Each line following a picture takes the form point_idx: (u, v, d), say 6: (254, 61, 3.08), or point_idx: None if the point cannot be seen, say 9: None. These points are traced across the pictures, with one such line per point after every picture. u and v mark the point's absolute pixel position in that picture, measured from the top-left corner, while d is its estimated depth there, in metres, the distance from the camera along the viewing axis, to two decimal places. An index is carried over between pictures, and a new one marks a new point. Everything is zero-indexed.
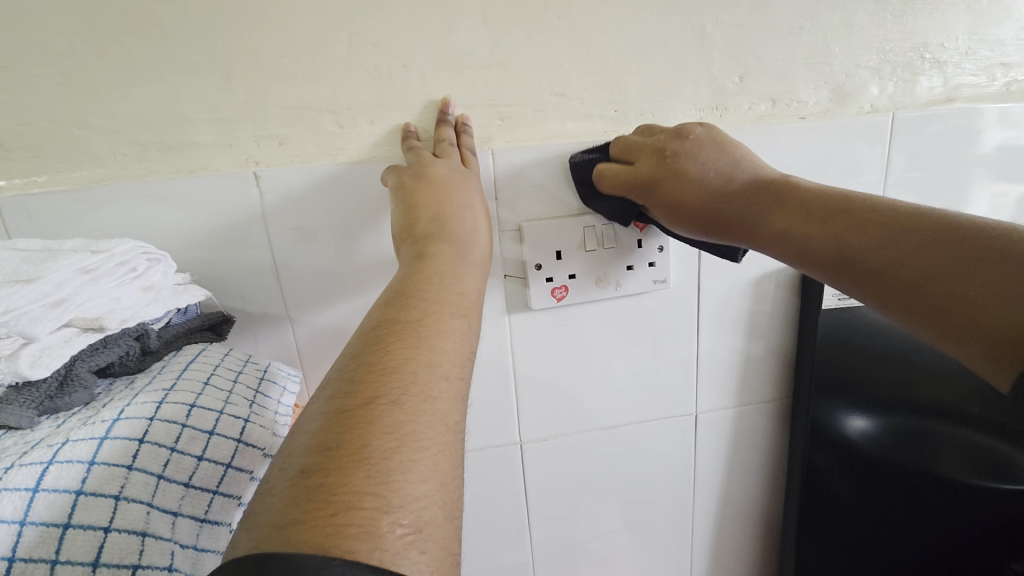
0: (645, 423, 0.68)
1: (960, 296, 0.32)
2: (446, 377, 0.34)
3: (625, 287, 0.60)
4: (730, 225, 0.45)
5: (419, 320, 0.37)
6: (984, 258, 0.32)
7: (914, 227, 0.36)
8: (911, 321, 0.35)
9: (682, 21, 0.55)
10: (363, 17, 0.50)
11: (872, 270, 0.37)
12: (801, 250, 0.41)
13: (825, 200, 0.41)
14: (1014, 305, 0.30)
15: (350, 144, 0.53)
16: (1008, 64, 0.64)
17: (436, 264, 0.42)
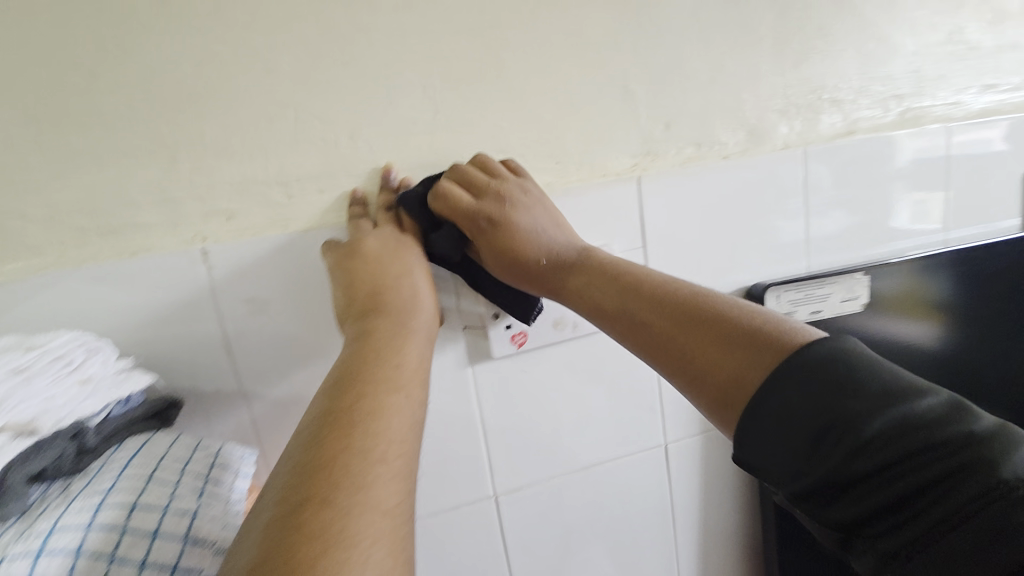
0: (618, 460, 0.68)
1: (717, 363, 0.39)
2: (383, 460, 0.33)
3: (583, 326, 0.62)
4: (545, 279, 0.51)
5: (352, 404, 0.36)
6: (714, 328, 0.41)
7: (670, 293, 0.45)
8: (675, 380, 0.42)
9: (607, 81, 0.60)
10: (306, 95, 0.52)
11: (651, 332, 0.44)
12: (592, 305, 0.48)
13: (604, 272, 0.49)
14: (728, 370, 0.39)
15: (300, 213, 0.54)
16: (897, 97, 0.73)
17: (375, 341, 0.41)
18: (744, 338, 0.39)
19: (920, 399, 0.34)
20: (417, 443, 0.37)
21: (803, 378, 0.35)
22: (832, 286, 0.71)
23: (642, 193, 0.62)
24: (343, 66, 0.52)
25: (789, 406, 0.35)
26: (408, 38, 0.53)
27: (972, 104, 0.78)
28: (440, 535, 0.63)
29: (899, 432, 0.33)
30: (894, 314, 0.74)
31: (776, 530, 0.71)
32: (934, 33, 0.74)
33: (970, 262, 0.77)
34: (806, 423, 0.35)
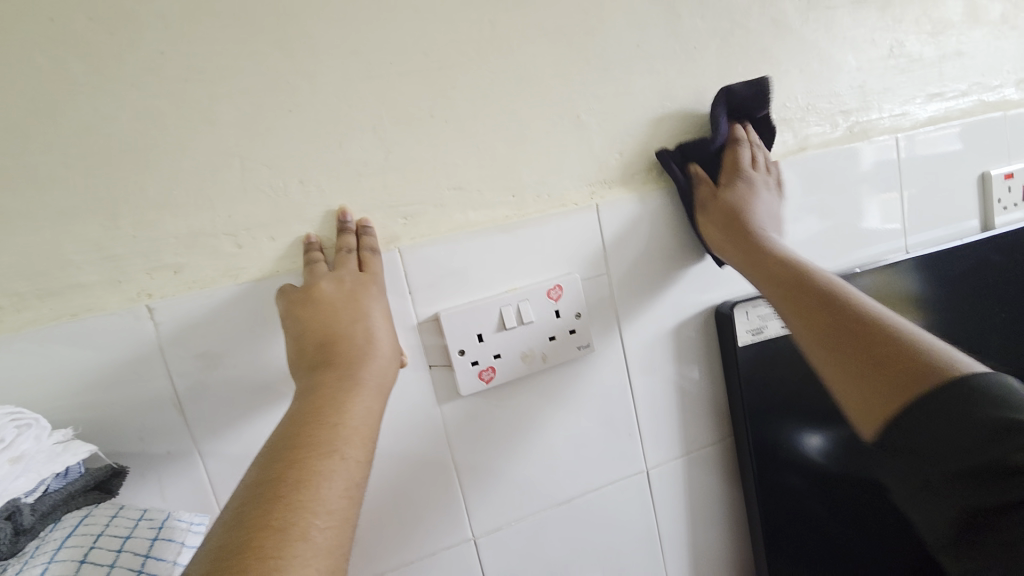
0: (599, 491, 0.66)
1: (875, 375, 0.44)
2: (305, 536, 0.31)
3: (551, 357, 0.61)
4: (740, 248, 0.61)
5: (283, 475, 0.34)
6: (867, 335, 0.46)
7: (847, 299, 0.50)
8: (824, 366, 0.48)
9: (558, 113, 0.61)
10: (253, 144, 0.52)
11: (819, 321, 0.50)
12: (789, 294, 0.54)
13: (795, 272, 0.55)
14: (888, 385, 0.43)
15: (251, 262, 0.53)
16: (844, 112, 0.75)
17: (317, 399, 0.39)
18: (902, 351, 0.44)
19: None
20: (354, 509, 0.35)
21: (952, 394, 0.39)
22: None
23: (601, 219, 0.63)
24: (289, 113, 0.52)
25: (951, 411, 0.38)
26: (356, 83, 0.54)
27: (920, 113, 0.81)
28: None
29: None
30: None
31: (765, 542, 0.69)
32: (875, 50, 0.76)
33: (928, 266, 0.79)
34: (947, 425, 0.38)
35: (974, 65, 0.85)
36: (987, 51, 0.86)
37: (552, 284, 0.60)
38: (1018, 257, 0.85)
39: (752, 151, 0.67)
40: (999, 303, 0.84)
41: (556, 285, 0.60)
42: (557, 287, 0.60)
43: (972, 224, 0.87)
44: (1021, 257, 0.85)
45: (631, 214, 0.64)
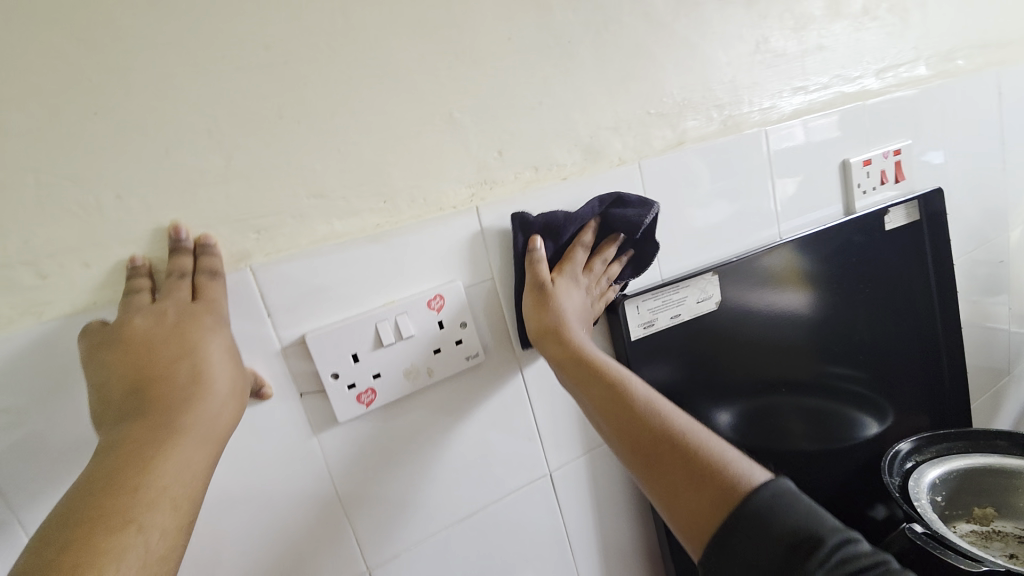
0: (503, 500, 0.65)
1: (692, 504, 0.44)
2: None
3: (437, 371, 0.58)
4: (579, 376, 0.56)
5: (61, 554, 0.29)
6: (682, 453, 0.46)
7: (644, 420, 0.50)
8: (652, 492, 0.47)
9: (428, 112, 0.57)
10: (49, 155, 0.43)
11: (637, 448, 0.49)
12: (600, 407, 0.53)
13: (615, 382, 0.54)
14: (694, 496, 0.44)
15: (60, 294, 0.45)
16: (718, 107, 0.78)
17: (121, 456, 0.34)
18: (703, 476, 0.44)
19: (834, 527, 0.41)
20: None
21: (751, 523, 0.40)
22: (686, 289, 0.73)
23: (483, 223, 0.60)
24: (96, 116, 0.44)
25: (754, 535, 0.40)
26: (179, 79, 0.47)
27: (787, 106, 0.86)
28: None
29: (848, 560, 0.39)
30: (765, 291, 0.82)
31: (663, 519, 0.72)
32: (743, 45, 0.80)
33: (803, 250, 0.84)
34: (749, 557, 0.40)
35: (834, 59, 0.92)
36: (845, 44, 0.93)
37: (432, 295, 0.57)
38: (876, 236, 0.93)
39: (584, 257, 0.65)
40: (861, 278, 0.93)
41: (437, 295, 0.57)
42: (437, 297, 0.57)
43: (839, 207, 0.95)
44: (880, 236, 0.94)
45: (514, 215, 0.62)
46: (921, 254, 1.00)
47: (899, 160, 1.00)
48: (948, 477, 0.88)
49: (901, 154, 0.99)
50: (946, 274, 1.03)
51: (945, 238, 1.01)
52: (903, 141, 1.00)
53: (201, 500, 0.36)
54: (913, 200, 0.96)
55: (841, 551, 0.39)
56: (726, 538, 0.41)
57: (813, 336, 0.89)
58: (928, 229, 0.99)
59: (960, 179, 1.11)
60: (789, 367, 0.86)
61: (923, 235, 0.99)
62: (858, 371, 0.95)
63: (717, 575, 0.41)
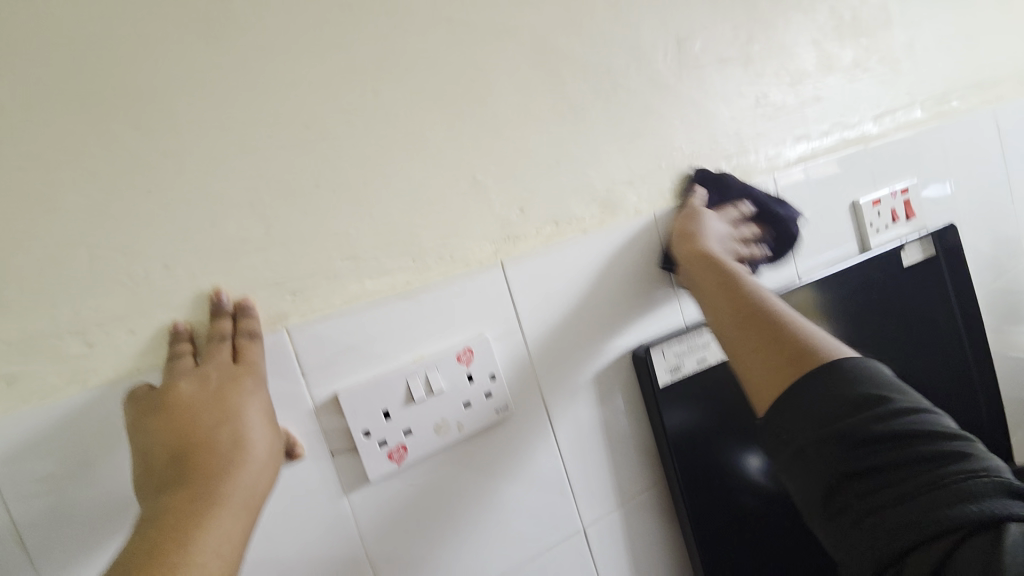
0: (536, 561, 0.62)
1: (767, 379, 0.53)
2: None
3: (467, 425, 0.58)
4: (705, 277, 0.65)
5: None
6: (795, 351, 0.52)
7: (757, 309, 0.58)
8: (750, 361, 0.55)
9: (453, 175, 0.61)
10: (106, 231, 0.47)
11: (752, 326, 0.57)
12: (723, 314, 0.60)
13: (729, 284, 0.62)
14: (783, 372, 0.51)
15: (105, 360, 0.46)
16: (726, 157, 0.82)
17: (162, 528, 0.34)
18: (802, 354, 0.52)
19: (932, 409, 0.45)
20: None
21: (816, 391, 0.48)
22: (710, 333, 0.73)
23: (507, 276, 0.62)
24: (151, 194, 0.48)
25: (803, 407, 0.48)
26: (227, 158, 0.51)
27: (791, 153, 0.90)
28: None
29: (905, 433, 0.43)
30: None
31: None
32: (744, 100, 0.84)
33: (824, 290, 0.85)
34: (815, 399, 0.47)
35: (832, 108, 0.96)
36: (841, 94, 0.98)
37: (461, 348, 0.58)
38: (895, 273, 0.93)
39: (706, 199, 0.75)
40: (885, 316, 0.92)
41: (465, 348, 0.58)
42: (466, 350, 0.58)
43: (853, 246, 0.96)
44: (898, 273, 0.94)
45: (537, 268, 0.64)
46: (942, 288, 0.99)
47: (907, 199, 1.02)
48: None
49: (908, 192, 1.02)
50: (971, 308, 1.01)
51: (964, 272, 1.01)
52: (909, 180, 1.03)
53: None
54: (927, 237, 0.97)
55: (921, 435, 0.43)
56: (798, 398, 0.48)
57: None
58: (947, 264, 0.99)
59: (970, 213, 1.12)
60: None
61: (943, 270, 0.99)
62: None
63: (793, 476, 0.47)
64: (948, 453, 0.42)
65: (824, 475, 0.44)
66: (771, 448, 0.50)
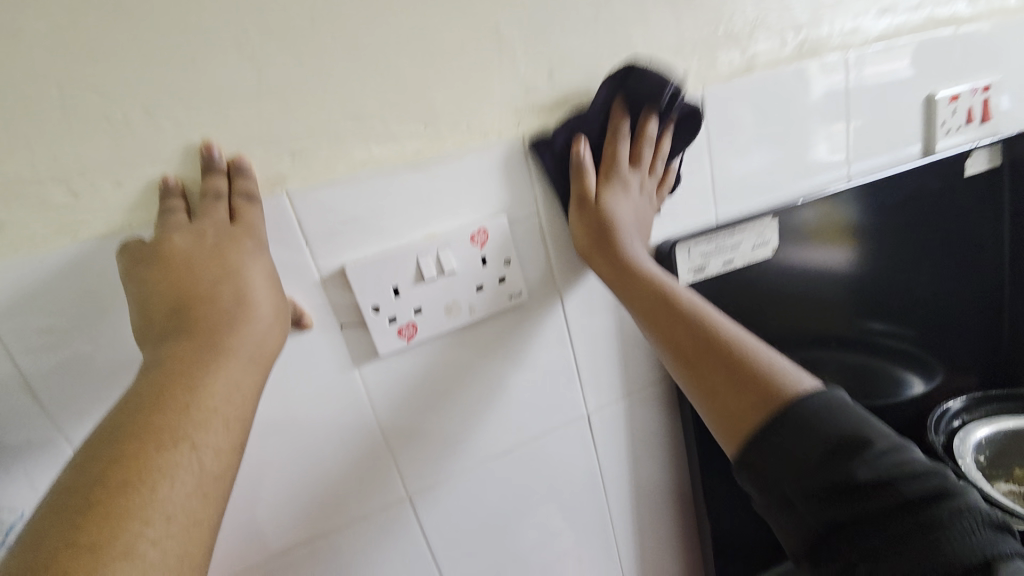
0: (540, 439, 0.65)
1: (730, 402, 0.45)
2: (157, 541, 0.27)
3: (479, 308, 0.56)
4: (626, 284, 0.54)
5: (109, 468, 0.28)
6: (733, 368, 0.45)
7: (691, 324, 0.49)
8: (694, 381, 0.48)
9: (474, 24, 0.51)
10: (71, 62, 0.40)
11: (692, 353, 0.48)
12: (656, 340, 0.51)
13: (656, 291, 0.52)
14: (736, 403, 0.44)
15: (94, 213, 0.43)
16: (795, 27, 0.69)
17: (170, 372, 0.33)
18: (745, 381, 0.44)
19: (903, 445, 0.40)
20: (214, 507, 0.31)
21: (796, 421, 0.41)
22: (742, 232, 0.68)
23: (529, 153, 0.56)
24: (118, 19, 0.41)
25: (798, 430, 0.40)
26: None
27: (871, 29, 0.76)
28: (352, 544, 0.58)
29: (895, 473, 0.38)
30: (819, 243, 0.76)
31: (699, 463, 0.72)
32: None
33: (872, 196, 0.78)
34: (793, 444, 0.40)
35: None
36: None
37: (475, 228, 0.54)
38: (955, 183, 0.84)
39: (654, 158, 0.59)
40: (927, 231, 0.85)
41: (480, 229, 0.54)
42: (480, 231, 0.54)
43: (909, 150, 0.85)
44: (958, 182, 0.85)
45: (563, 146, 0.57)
46: (1000, 204, 0.90)
47: (990, 97, 0.88)
48: (995, 438, 0.87)
49: (994, 90, 0.88)
50: None
51: None
52: (999, 74, 0.88)
53: (251, 424, 0.35)
54: (1002, 143, 0.86)
55: (910, 478, 0.38)
56: (771, 440, 0.41)
57: (871, 287, 0.83)
58: (1015, 178, 0.90)
59: None
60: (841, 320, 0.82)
61: (1008, 182, 0.90)
62: (909, 330, 0.89)
63: (775, 505, 0.41)
64: (939, 493, 0.38)
65: (821, 508, 0.39)
66: (748, 478, 0.43)
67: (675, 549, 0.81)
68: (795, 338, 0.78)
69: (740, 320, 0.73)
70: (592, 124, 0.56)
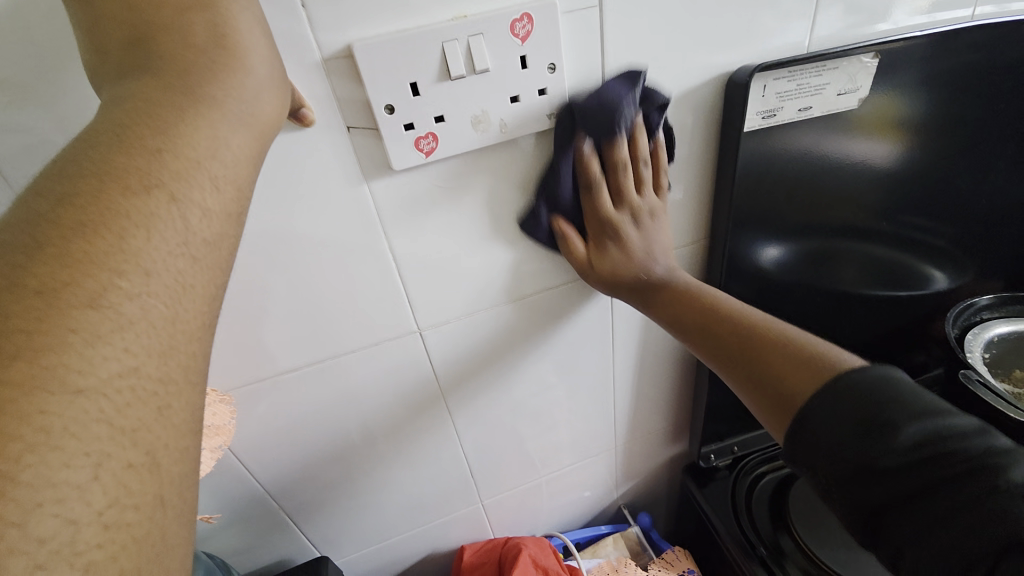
0: (559, 288, 0.61)
1: (790, 389, 0.41)
2: (140, 293, 0.24)
3: (511, 126, 0.47)
4: (682, 301, 0.52)
5: (64, 203, 0.24)
6: (766, 348, 0.45)
7: (733, 324, 0.48)
8: (757, 401, 0.44)
9: None
10: None
11: (741, 345, 0.46)
12: (698, 334, 0.50)
13: (687, 293, 0.52)
14: (795, 390, 0.41)
15: None
16: None
17: (138, 112, 0.27)
18: (790, 362, 0.43)
19: (953, 414, 0.36)
20: (209, 277, 0.28)
21: (838, 395, 0.38)
22: (831, 71, 0.57)
23: None
24: None
25: (835, 411, 0.38)
26: None
27: None
28: (362, 369, 0.58)
29: (942, 435, 0.35)
30: (857, 138, 0.64)
31: None
32: None
33: (993, 44, 0.64)
34: (830, 425, 0.38)
35: None
36: None
37: (518, 14, 0.42)
38: None
39: (653, 148, 0.52)
40: (1000, 112, 0.71)
41: (524, 15, 0.42)
42: (524, 19, 0.42)
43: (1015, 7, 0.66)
44: None
45: None
46: None
47: None
48: (1007, 337, 0.83)
49: None
50: None
51: None
52: None
53: (247, 196, 0.30)
54: None
55: (965, 447, 0.34)
56: (813, 424, 0.38)
57: (937, 167, 0.73)
58: None
59: None
60: (896, 200, 0.73)
61: None
62: (944, 230, 0.80)
63: (831, 495, 0.38)
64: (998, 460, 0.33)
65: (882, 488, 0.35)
66: (797, 467, 0.40)
67: (669, 405, 0.85)
68: (833, 221, 0.70)
69: (766, 208, 0.63)
70: (587, 185, 0.51)
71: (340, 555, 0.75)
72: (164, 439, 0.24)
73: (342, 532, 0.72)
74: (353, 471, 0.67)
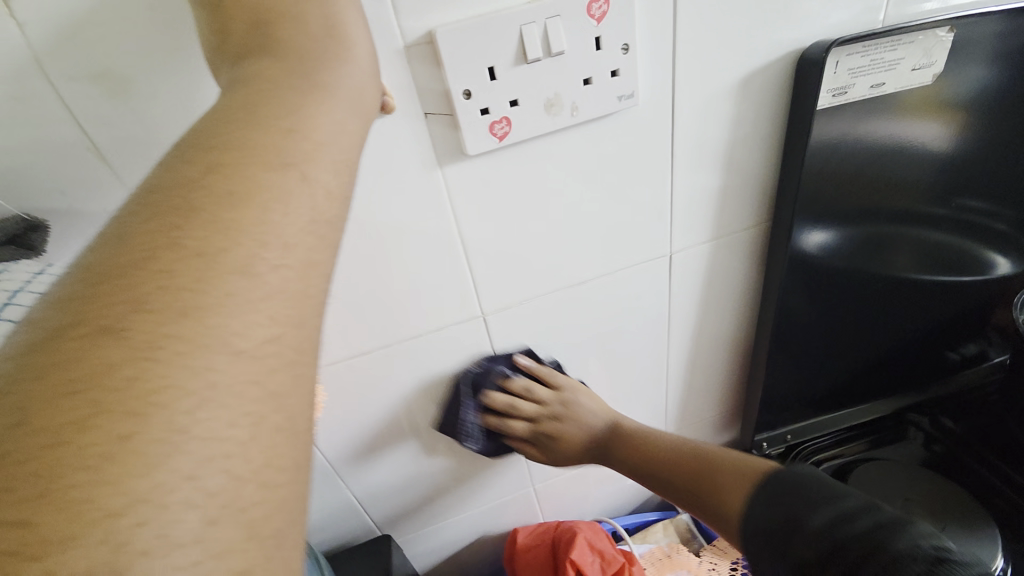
0: (621, 271, 0.61)
1: (708, 509, 0.52)
2: (276, 265, 0.25)
3: (582, 108, 0.47)
4: (621, 450, 0.64)
5: (212, 172, 0.25)
6: (696, 477, 0.55)
7: (666, 456, 0.60)
8: (702, 514, 0.54)
9: None
10: None
11: (671, 490, 0.58)
12: (650, 468, 0.61)
13: (632, 448, 0.63)
14: (720, 494, 0.51)
15: None
16: None
17: (266, 92, 0.28)
18: (713, 471, 0.54)
19: (845, 496, 0.40)
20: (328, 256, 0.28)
21: (763, 491, 0.45)
22: (897, 49, 0.55)
23: None
24: None
25: (764, 504, 0.44)
26: None
27: None
28: (430, 353, 0.59)
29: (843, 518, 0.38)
30: (913, 116, 0.61)
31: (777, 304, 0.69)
32: None
33: None
34: (764, 516, 0.43)
35: None
36: None
37: None
38: None
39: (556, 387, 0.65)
40: None
41: None
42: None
43: None
44: None
45: None
46: None
47: None
48: None
49: None
50: None
51: None
52: None
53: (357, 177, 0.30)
54: None
55: (855, 522, 0.38)
56: (747, 518, 0.45)
57: (1004, 148, 0.68)
58: None
59: None
60: (956, 183, 0.69)
61: None
62: (1005, 216, 0.74)
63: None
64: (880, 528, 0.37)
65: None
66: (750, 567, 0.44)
67: (720, 390, 0.85)
68: (894, 204, 0.67)
69: (819, 189, 0.60)
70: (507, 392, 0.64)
71: (398, 534, 0.77)
72: (297, 404, 0.25)
73: (401, 512, 0.74)
74: (415, 453, 0.68)
